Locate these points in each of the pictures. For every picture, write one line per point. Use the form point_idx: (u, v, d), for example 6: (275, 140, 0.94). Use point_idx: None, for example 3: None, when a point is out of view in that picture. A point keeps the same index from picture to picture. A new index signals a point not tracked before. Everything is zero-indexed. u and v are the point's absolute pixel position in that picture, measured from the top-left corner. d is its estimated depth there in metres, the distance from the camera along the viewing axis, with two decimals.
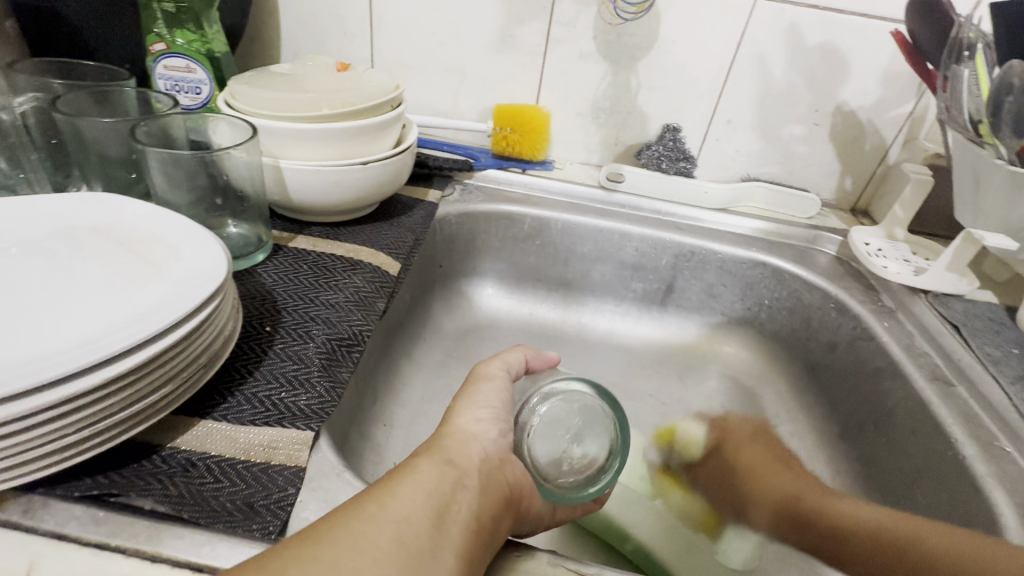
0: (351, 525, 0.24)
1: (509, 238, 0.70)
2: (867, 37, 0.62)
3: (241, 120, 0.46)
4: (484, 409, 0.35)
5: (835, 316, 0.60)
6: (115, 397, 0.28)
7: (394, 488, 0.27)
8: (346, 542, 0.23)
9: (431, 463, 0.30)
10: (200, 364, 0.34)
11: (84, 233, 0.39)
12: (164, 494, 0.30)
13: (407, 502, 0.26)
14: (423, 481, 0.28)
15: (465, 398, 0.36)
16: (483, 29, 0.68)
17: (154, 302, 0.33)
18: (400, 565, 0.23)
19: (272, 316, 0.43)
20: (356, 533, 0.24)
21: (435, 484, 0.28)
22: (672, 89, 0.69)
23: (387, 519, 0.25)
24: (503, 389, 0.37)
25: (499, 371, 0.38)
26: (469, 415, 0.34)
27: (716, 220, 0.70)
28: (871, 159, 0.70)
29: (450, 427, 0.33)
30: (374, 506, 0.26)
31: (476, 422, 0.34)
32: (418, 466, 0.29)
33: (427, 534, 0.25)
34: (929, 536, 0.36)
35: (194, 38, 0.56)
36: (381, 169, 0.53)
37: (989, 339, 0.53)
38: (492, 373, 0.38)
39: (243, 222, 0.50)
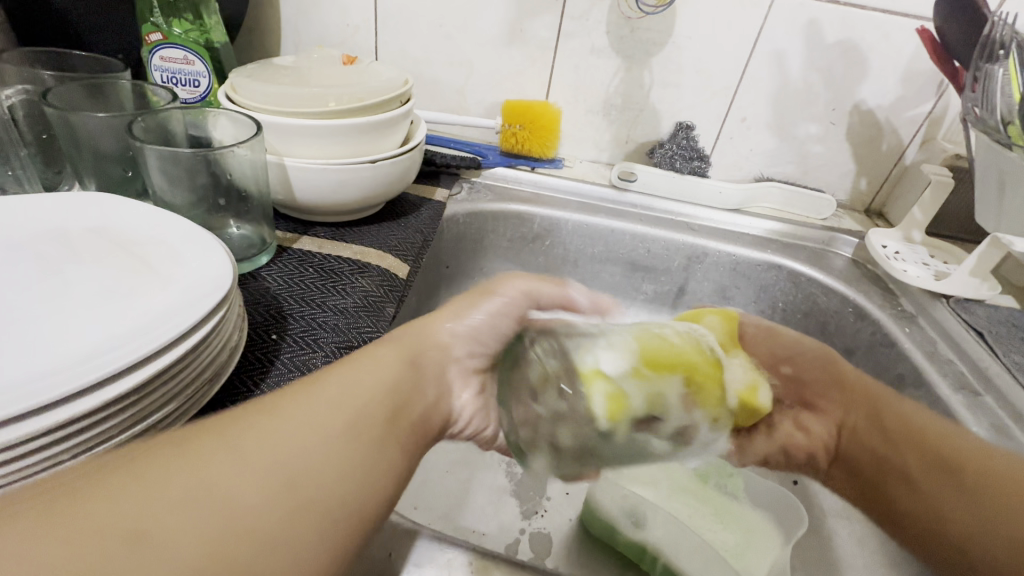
0: (310, 401, 0.27)
1: (517, 239, 0.68)
2: (888, 34, 0.61)
3: (244, 116, 0.44)
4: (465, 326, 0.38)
5: (853, 321, 0.59)
6: (116, 418, 0.26)
7: (248, 424, 0.25)
8: (150, 476, 0.21)
9: (333, 386, 0.29)
10: (206, 378, 0.31)
11: (77, 236, 0.37)
12: None
13: (360, 387, 0.30)
14: (386, 371, 0.32)
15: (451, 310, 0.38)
16: (491, 21, 0.65)
17: (156, 312, 0.30)
18: (208, 507, 0.21)
19: (278, 323, 0.41)
20: (189, 461, 0.23)
21: (318, 419, 0.27)
22: (686, 86, 0.67)
23: (341, 397, 0.28)
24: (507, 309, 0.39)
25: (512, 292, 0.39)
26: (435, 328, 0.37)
27: (730, 221, 0.69)
28: (888, 159, 0.69)
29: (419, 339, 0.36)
30: (332, 387, 0.29)
31: (452, 332, 0.37)
32: (322, 385, 0.29)
33: (268, 479, 0.23)
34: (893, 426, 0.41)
35: (192, 29, 0.53)
36: (390, 168, 0.51)
37: (1013, 346, 0.51)
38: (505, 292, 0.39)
39: (245, 223, 0.48)
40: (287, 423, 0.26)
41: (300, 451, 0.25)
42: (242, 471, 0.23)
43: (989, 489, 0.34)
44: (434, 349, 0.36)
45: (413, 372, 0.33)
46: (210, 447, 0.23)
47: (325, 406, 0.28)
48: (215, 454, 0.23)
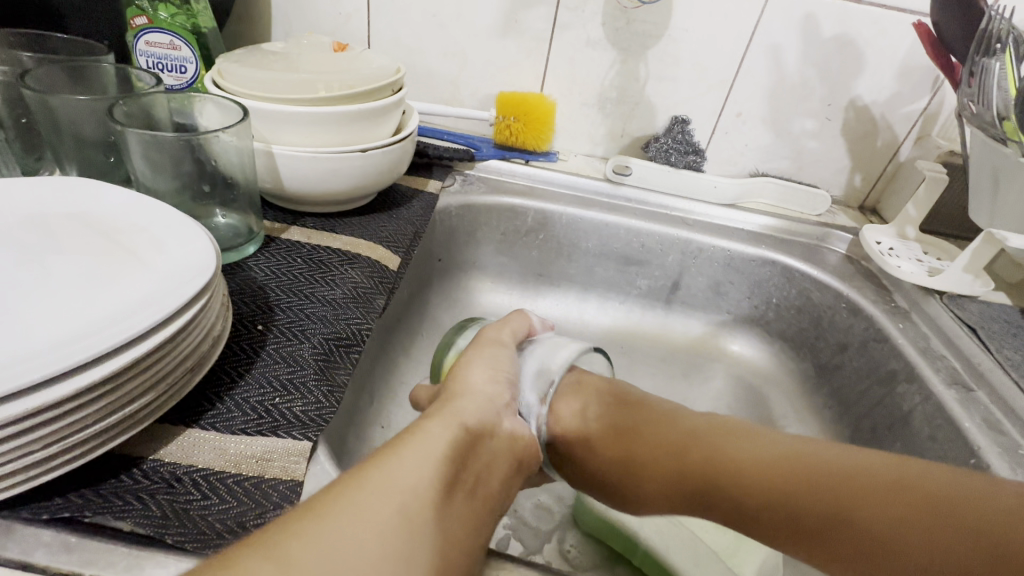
0: (357, 498, 0.23)
1: (510, 232, 0.67)
2: (884, 29, 0.60)
3: (230, 101, 0.43)
4: (493, 371, 0.35)
5: (846, 316, 0.58)
6: (89, 408, 0.25)
7: (393, 464, 0.25)
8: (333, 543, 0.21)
9: (442, 426, 0.28)
10: (186, 368, 0.31)
11: (55, 222, 0.35)
12: (146, 516, 0.27)
13: (414, 467, 0.25)
14: (435, 441, 0.27)
15: (473, 358, 0.36)
16: (486, 11, 0.64)
17: (135, 299, 0.29)
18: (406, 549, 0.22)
19: (265, 313, 0.40)
20: (354, 515, 0.22)
21: (449, 445, 0.27)
22: (682, 80, 0.66)
23: (393, 483, 0.24)
24: (512, 355, 0.37)
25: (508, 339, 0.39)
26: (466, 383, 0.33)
27: (724, 216, 0.68)
28: (882, 155, 0.69)
29: (460, 388, 0.32)
30: (380, 471, 0.24)
31: (483, 384, 0.33)
32: (429, 428, 0.28)
33: (435, 505, 0.24)
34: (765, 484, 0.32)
35: (178, 13, 0.51)
36: (381, 157, 0.50)
37: (1006, 342, 0.51)
38: (502, 339, 0.38)
39: (232, 212, 0.47)
40: (332, 523, 0.21)
41: (353, 556, 0.21)
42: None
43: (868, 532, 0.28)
44: (482, 409, 0.31)
45: (468, 438, 0.29)
46: (250, 567, 0.19)
47: (444, 431, 0.28)
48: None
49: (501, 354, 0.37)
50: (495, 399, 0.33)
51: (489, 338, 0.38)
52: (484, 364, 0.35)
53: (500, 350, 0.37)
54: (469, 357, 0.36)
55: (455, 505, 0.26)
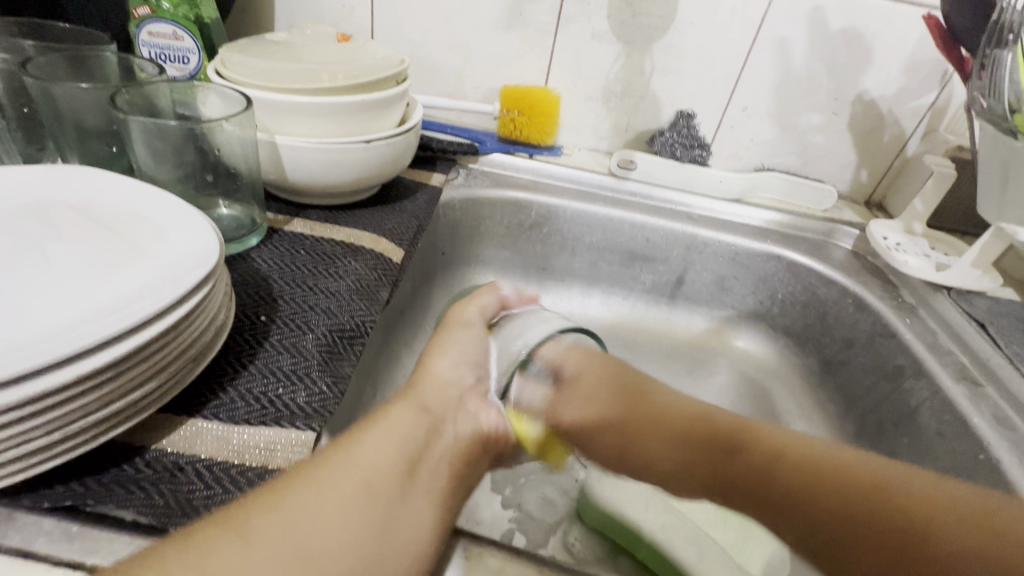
0: (322, 475, 0.24)
1: (514, 226, 0.67)
2: (892, 23, 0.60)
3: (233, 90, 0.42)
4: (461, 357, 0.36)
5: (853, 312, 0.58)
6: (91, 395, 0.25)
7: (355, 445, 0.26)
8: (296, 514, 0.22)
9: (407, 409, 0.30)
10: (189, 357, 0.30)
11: (57, 210, 0.35)
12: (148, 505, 0.27)
13: (379, 447, 0.27)
14: (400, 423, 0.29)
15: (438, 343, 0.36)
16: (490, 4, 0.64)
17: (137, 287, 0.29)
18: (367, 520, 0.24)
19: (268, 304, 0.40)
20: (322, 488, 0.24)
21: (412, 427, 0.29)
22: (688, 73, 0.66)
23: (357, 461, 0.26)
24: (481, 335, 0.37)
25: (476, 317, 0.38)
26: (435, 368, 0.34)
27: (730, 211, 0.68)
28: (889, 150, 0.68)
29: (423, 373, 0.34)
30: (347, 450, 0.26)
31: (449, 368, 0.35)
32: (394, 411, 0.30)
33: (397, 481, 0.26)
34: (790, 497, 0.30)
35: (181, 3, 0.51)
36: (385, 149, 0.49)
37: (1015, 338, 0.51)
38: (470, 319, 0.38)
39: (235, 203, 0.46)
40: (301, 495, 0.23)
41: (315, 528, 0.22)
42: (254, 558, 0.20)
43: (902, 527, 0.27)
44: (444, 394, 0.33)
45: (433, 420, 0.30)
46: (218, 539, 0.21)
47: (405, 414, 0.30)
48: (221, 549, 0.20)
49: (470, 335, 0.37)
50: (459, 384, 0.34)
51: (456, 320, 0.38)
52: (452, 351, 0.35)
53: (466, 333, 0.37)
54: (442, 339, 0.36)
55: (423, 479, 0.27)
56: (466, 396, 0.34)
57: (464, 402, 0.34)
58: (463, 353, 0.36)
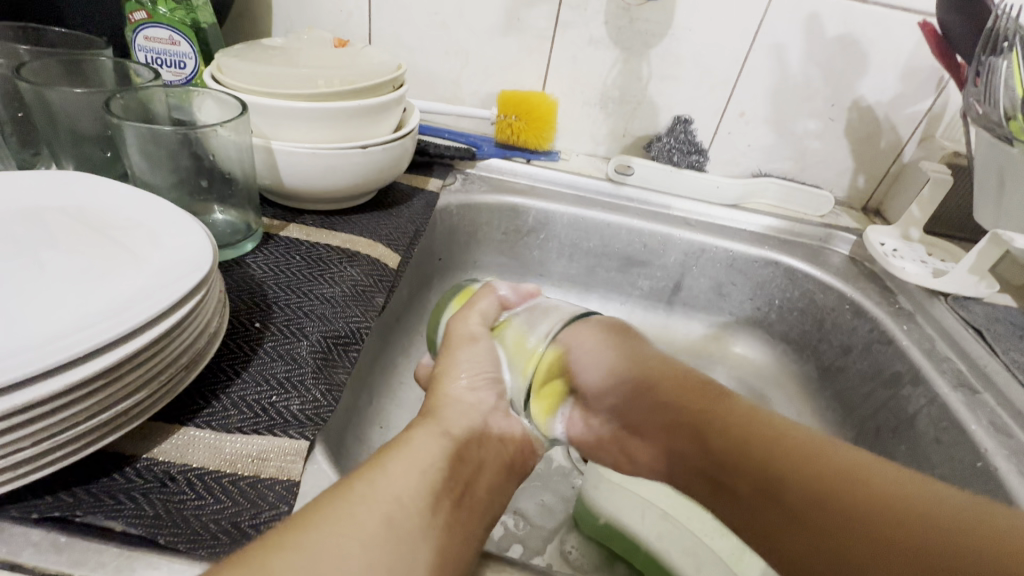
0: (345, 508, 0.23)
1: (511, 232, 0.66)
2: (889, 30, 0.60)
3: (229, 96, 0.42)
4: (479, 375, 0.33)
5: (850, 318, 0.58)
6: (82, 403, 0.25)
7: (378, 475, 0.25)
8: (318, 553, 0.21)
9: (430, 435, 0.29)
10: (182, 364, 0.30)
11: (49, 216, 0.35)
12: (138, 515, 0.26)
13: (402, 481, 0.25)
14: (423, 451, 0.27)
15: (446, 362, 0.34)
16: (487, 10, 0.64)
17: (130, 294, 0.29)
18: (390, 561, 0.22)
19: (262, 310, 0.40)
20: (343, 524, 0.22)
21: (434, 456, 0.27)
22: (685, 79, 0.66)
23: (379, 495, 0.24)
24: (491, 347, 0.34)
25: (481, 328, 0.35)
26: (453, 390, 0.32)
27: (727, 216, 0.68)
28: (886, 156, 0.68)
29: (444, 394, 0.32)
30: (367, 483, 0.25)
31: (468, 390, 0.33)
32: (416, 437, 0.28)
33: (420, 516, 0.25)
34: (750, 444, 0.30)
35: (177, 7, 0.51)
36: (381, 154, 0.49)
37: (1012, 344, 0.51)
38: (475, 331, 0.35)
39: (230, 208, 0.46)
40: (324, 532, 0.22)
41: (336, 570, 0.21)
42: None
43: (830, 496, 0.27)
44: (468, 418, 0.31)
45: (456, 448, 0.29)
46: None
47: (428, 441, 0.28)
48: None
49: (480, 350, 0.34)
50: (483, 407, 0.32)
51: (462, 333, 0.35)
52: (462, 369, 0.33)
53: (474, 347, 0.34)
54: (452, 357, 0.34)
55: (446, 514, 0.26)
56: (490, 418, 0.32)
57: (487, 426, 0.32)
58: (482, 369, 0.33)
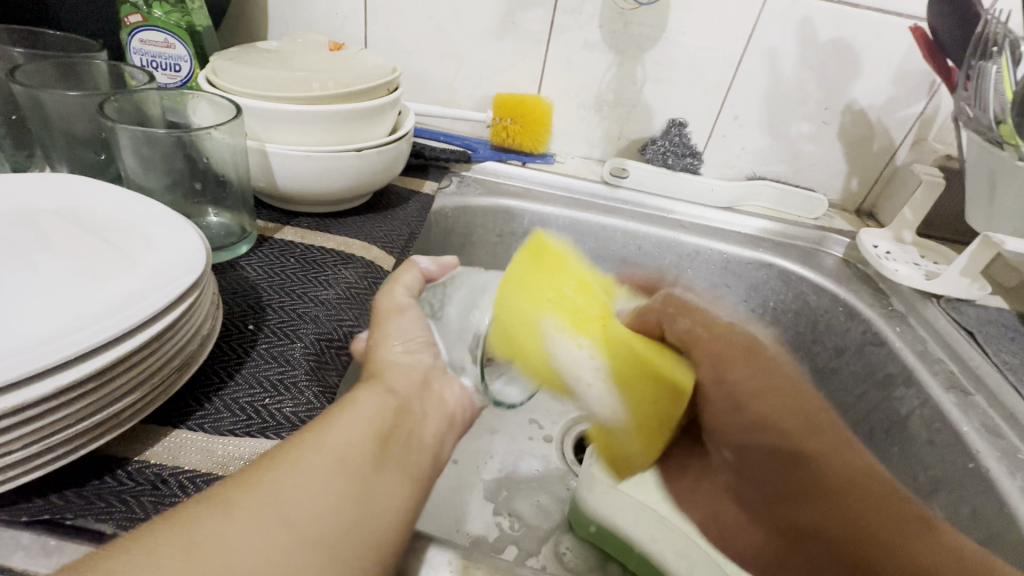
0: (294, 457, 0.24)
1: (507, 234, 0.66)
2: (881, 34, 0.61)
3: (223, 98, 0.42)
4: (409, 339, 0.33)
5: (843, 320, 0.58)
6: (73, 405, 0.25)
7: (323, 427, 0.25)
8: (270, 499, 0.22)
9: (372, 392, 0.28)
10: (175, 367, 0.30)
11: (42, 218, 0.35)
12: (129, 518, 0.26)
13: (346, 432, 0.25)
14: (366, 405, 0.27)
15: (376, 333, 0.33)
16: (483, 14, 0.64)
17: (123, 296, 0.29)
18: (346, 499, 0.23)
19: (256, 313, 0.40)
20: (294, 472, 0.23)
21: (378, 408, 0.27)
22: (679, 82, 0.66)
23: (324, 447, 0.24)
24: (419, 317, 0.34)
25: (407, 298, 0.35)
26: (388, 354, 0.32)
27: (721, 219, 0.68)
28: (879, 159, 0.69)
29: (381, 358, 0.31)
30: (313, 434, 0.25)
31: (403, 353, 0.32)
32: (359, 394, 0.28)
33: (372, 459, 0.25)
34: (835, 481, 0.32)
35: (172, 11, 0.51)
36: (376, 157, 0.49)
37: (1004, 346, 0.51)
38: (401, 302, 0.34)
39: (224, 211, 0.46)
40: (274, 480, 0.23)
41: (289, 510, 0.22)
42: (231, 537, 0.20)
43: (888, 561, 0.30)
44: (409, 378, 0.31)
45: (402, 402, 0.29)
46: (193, 526, 0.20)
47: (371, 395, 0.28)
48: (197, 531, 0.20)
49: (409, 320, 0.33)
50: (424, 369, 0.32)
51: (390, 306, 0.34)
52: (396, 337, 0.32)
53: (403, 316, 0.33)
54: (383, 329, 0.33)
55: (399, 456, 0.26)
56: (433, 376, 0.32)
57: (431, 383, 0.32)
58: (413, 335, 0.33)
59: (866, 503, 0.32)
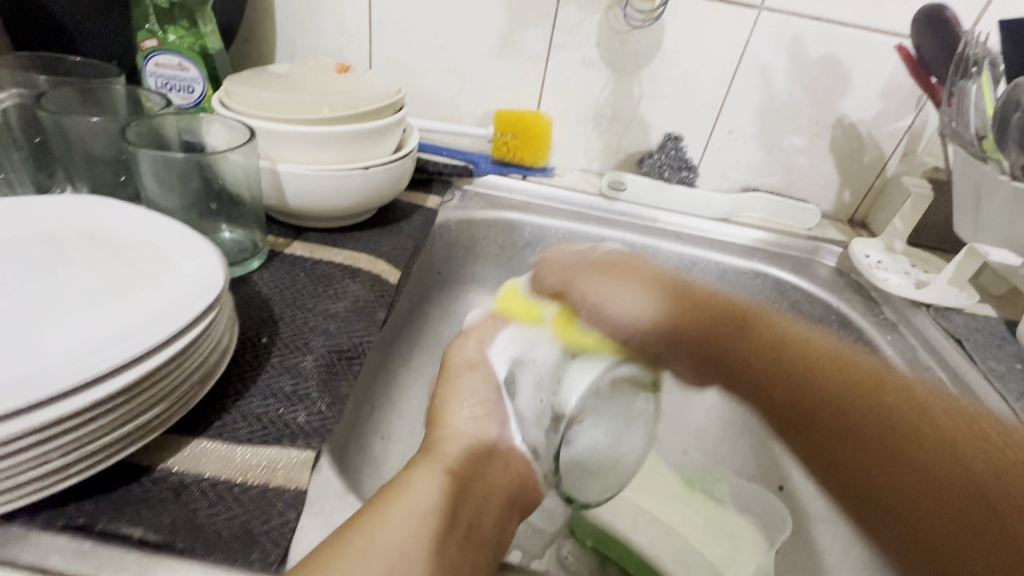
0: (353, 558, 0.26)
1: (508, 246, 0.68)
2: (869, 51, 0.63)
3: (238, 121, 0.44)
4: (472, 403, 0.36)
5: (837, 328, 0.60)
6: (104, 418, 0.27)
7: (384, 516, 0.28)
8: None
9: (428, 475, 0.32)
10: (196, 380, 0.32)
11: (66, 238, 0.37)
12: (155, 522, 0.28)
13: (400, 526, 0.28)
14: (421, 492, 0.30)
15: (447, 392, 0.37)
16: (484, 34, 0.67)
17: (147, 314, 0.31)
18: None
19: (269, 326, 0.41)
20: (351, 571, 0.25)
21: (431, 496, 0.30)
22: (674, 98, 0.68)
23: (386, 536, 0.27)
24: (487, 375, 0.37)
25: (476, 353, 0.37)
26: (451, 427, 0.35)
27: (717, 230, 0.70)
28: (870, 171, 0.70)
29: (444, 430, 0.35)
30: (370, 529, 0.27)
31: (470, 420, 0.36)
32: (416, 478, 0.31)
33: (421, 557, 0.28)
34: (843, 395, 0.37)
35: (186, 35, 0.54)
36: (382, 174, 0.51)
37: (991, 353, 0.53)
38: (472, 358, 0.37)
39: (238, 228, 0.48)
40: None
41: None
42: None
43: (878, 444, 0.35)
44: (468, 450, 0.35)
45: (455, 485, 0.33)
46: None
47: (426, 484, 0.31)
48: None
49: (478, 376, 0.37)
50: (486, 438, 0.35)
51: (460, 362, 0.38)
52: (465, 400, 0.36)
53: (471, 374, 0.37)
54: (452, 385, 0.37)
55: (443, 550, 0.29)
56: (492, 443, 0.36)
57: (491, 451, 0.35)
58: (475, 406, 0.36)
59: (876, 417, 0.36)
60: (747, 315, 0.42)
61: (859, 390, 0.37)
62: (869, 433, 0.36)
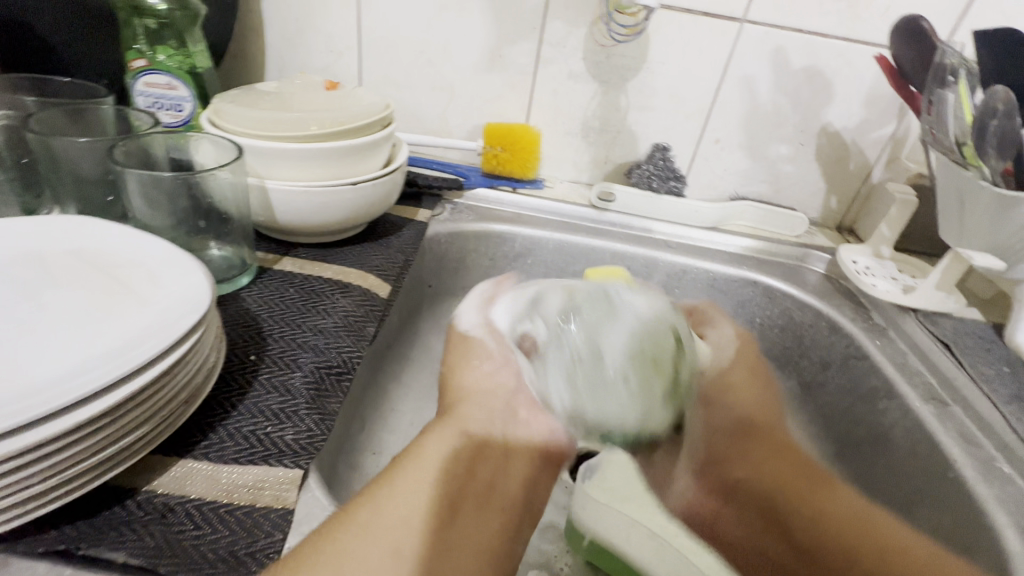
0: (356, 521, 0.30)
1: (499, 257, 0.68)
2: (850, 61, 0.64)
3: (226, 140, 0.45)
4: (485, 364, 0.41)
5: (826, 335, 0.60)
6: (88, 439, 0.26)
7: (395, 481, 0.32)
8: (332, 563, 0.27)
9: (445, 432, 0.37)
10: (181, 401, 0.32)
11: (52, 259, 0.37)
12: (139, 546, 0.28)
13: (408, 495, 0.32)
14: (432, 456, 0.35)
15: (459, 358, 0.42)
16: (471, 49, 0.67)
17: (133, 333, 0.31)
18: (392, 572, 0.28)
19: (257, 343, 0.41)
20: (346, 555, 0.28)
21: (442, 453, 0.35)
22: (662, 109, 0.69)
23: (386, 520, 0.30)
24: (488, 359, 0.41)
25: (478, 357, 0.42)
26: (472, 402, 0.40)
27: (707, 238, 0.70)
28: (856, 178, 0.71)
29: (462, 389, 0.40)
30: (372, 504, 0.31)
31: (485, 378, 0.41)
32: (429, 440, 0.36)
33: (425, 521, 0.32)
34: (826, 507, 0.42)
35: (175, 54, 0.54)
36: (371, 190, 0.51)
37: (979, 357, 0.53)
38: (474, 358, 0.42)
39: (226, 245, 0.48)
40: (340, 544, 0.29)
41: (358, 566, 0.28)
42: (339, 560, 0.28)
43: (818, 530, 0.41)
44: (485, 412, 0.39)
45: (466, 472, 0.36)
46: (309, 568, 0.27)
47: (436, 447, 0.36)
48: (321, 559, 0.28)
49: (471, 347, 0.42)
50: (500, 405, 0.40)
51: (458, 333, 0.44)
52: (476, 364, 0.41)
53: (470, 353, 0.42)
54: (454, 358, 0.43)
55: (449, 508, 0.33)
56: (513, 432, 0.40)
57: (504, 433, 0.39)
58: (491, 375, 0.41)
59: (848, 506, 0.42)
60: (759, 422, 0.47)
61: (802, 502, 0.42)
62: (826, 532, 0.41)
